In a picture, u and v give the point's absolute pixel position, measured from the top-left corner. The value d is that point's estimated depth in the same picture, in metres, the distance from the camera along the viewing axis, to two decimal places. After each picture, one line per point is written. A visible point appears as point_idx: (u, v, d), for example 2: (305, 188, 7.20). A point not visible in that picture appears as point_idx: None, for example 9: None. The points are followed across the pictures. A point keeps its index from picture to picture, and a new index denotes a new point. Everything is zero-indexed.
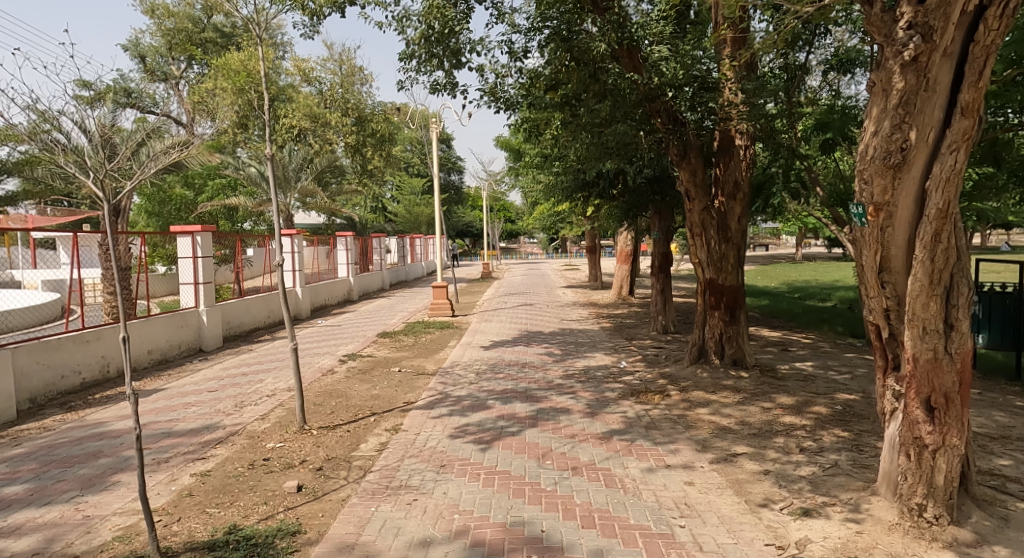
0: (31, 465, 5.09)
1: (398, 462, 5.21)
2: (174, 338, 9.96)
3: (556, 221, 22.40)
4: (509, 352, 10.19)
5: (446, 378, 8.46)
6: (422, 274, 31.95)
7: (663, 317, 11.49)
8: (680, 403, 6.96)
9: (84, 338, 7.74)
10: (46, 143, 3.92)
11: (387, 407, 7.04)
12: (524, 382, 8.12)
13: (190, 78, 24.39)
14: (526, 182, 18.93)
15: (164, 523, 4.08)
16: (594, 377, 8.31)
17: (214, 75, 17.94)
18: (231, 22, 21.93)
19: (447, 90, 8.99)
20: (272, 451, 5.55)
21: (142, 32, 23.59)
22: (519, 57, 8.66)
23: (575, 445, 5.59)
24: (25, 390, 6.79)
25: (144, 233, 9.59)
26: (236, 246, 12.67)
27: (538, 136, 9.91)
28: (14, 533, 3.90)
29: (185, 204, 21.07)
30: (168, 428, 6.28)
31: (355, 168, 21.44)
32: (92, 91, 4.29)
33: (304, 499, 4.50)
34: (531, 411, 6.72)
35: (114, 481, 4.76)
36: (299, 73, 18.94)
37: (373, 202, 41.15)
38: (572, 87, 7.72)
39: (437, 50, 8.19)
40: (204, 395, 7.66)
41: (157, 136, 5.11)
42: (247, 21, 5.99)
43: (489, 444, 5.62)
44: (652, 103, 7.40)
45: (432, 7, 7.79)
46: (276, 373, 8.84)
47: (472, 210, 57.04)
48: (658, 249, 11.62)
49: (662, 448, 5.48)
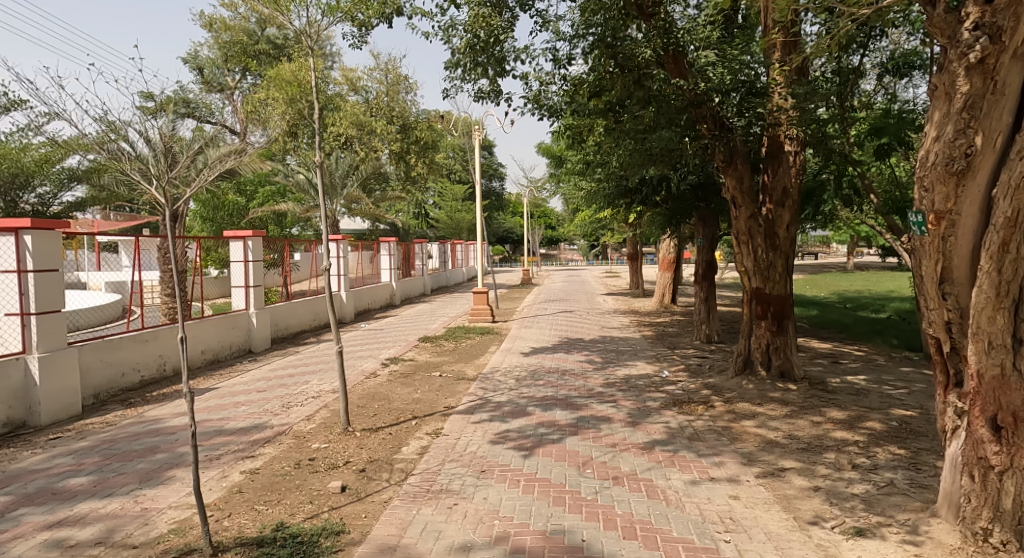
0: (95, 458, 5.34)
1: (439, 466, 5.26)
2: (225, 338, 10.30)
3: (596, 228, 22.25)
4: (549, 359, 10.17)
5: (486, 384, 8.49)
6: (462, 280, 32.25)
7: (707, 326, 11.28)
8: (724, 415, 6.82)
9: (143, 337, 8.08)
10: (113, 152, 4.16)
11: (428, 411, 7.12)
12: (564, 389, 8.08)
13: (244, 88, 25.28)
14: (568, 188, 18.94)
15: (216, 519, 4.22)
16: (635, 386, 8.21)
17: (267, 85, 18.50)
18: (283, 34, 22.68)
19: (491, 98, 9.09)
20: (318, 451, 5.68)
21: (201, 46, 24.56)
22: (563, 63, 8.71)
23: (616, 454, 5.54)
24: (89, 386, 7.13)
25: (199, 237, 9.92)
26: (284, 251, 12.97)
27: (581, 143, 9.88)
28: (79, 523, 4.10)
29: (237, 209, 21.47)
30: (220, 426, 6.49)
31: (398, 174, 21.87)
32: (155, 102, 4.48)
33: (348, 499, 4.59)
34: (571, 419, 6.68)
35: (170, 476, 4.94)
36: (346, 83, 19.44)
37: (415, 208, 41.87)
38: (616, 93, 7.71)
39: (482, 58, 8.28)
40: (253, 395, 7.90)
41: (214, 145, 5.32)
42: (299, 33, 6.19)
43: (530, 451, 5.62)
44: (698, 108, 7.31)
45: (478, 16, 7.89)
46: (322, 375, 9.05)
47: (513, 216, 57.36)
48: (702, 257, 11.41)
49: (706, 460, 5.37)
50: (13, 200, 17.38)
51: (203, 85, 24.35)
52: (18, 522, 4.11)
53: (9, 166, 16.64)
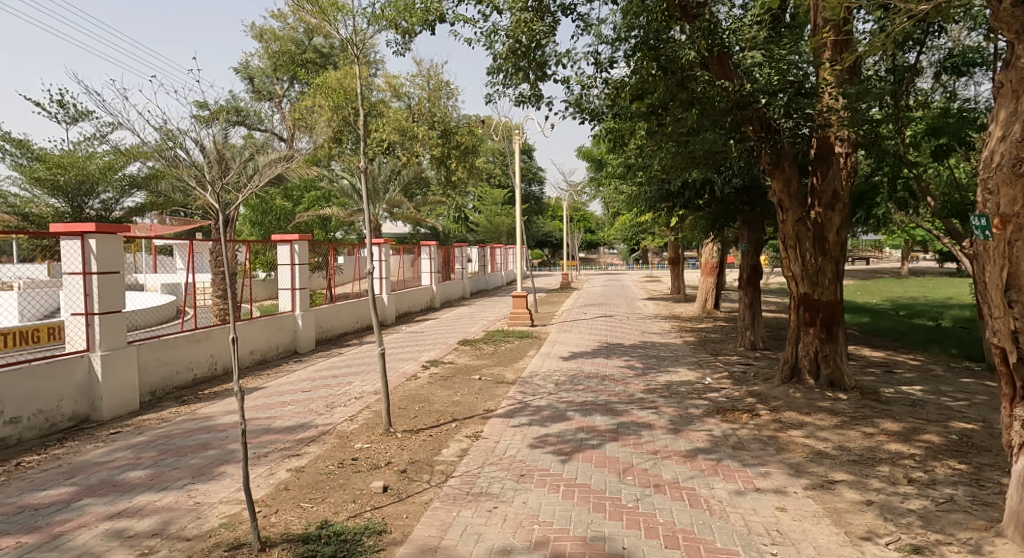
0: (151, 453, 5.55)
1: (478, 469, 5.28)
2: (272, 339, 10.58)
3: (637, 232, 22.04)
4: (589, 364, 10.10)
5: (525, 388, 8.49)
6: (501, 284, 32.38)
7: (751, 332, 11.02)
8: (770, 424, 6.65)
9: (196, 337, 8.37)
10: (171, 158, 4.35)
11: (468, 413, 7.17)
12: (604, 395, 8.01)
13: (291, 96, 26.02)
14: (608, 192, 18.84)
15: (264, 515, 4.33)
16: (677, 392, 8.08)
17: (313, 93, 18.95)
18: (330, 43, 23.26)
19: (532, 102, 9.11)
20: (360, 451, 5.78)
21: (252, 56, 25.42)
22: (605, 67, 8.68)
23: (658, 462, 5.46)
24: (147, 384, 7.43)
25: (248, 241, 10.20)
26: (328, 254, 13.25)
27: (622, 147, 9.82)
28: (137, 514, 4.27)
29: (285, 214, 21.99)
30: (267, 424, 6.67)
31: (438, 179, 22.13)
32: (209, 111, 4.64)
33: (390, 500, 4.65)
34: (611, 425, 6.62)
35: (220, 472, 5.10)
36: (390, 90, 19.80)
37: (455, 213, 42.30)
38: (659, 96, 7.65)
39: (523, 63, 8.33)
40: (298, 395, 8.09)
41: (264, 152, 5.50)
42: (345, 42, 6.33)
43: (569, 456, 5.59)
44: (743, 110, 7.14)
45: (520, 21, 7.94)
46: (364, 376, 9.21)
47: (553, 220, 57.34)
48: (746, 262, 11.05)
49: (752, 470, 5.24)
50: (79, 205, 18.25)
51: (254, 93, 25.13)
52: (82, 512, 4.31)
53: (76, 174, 17.50)
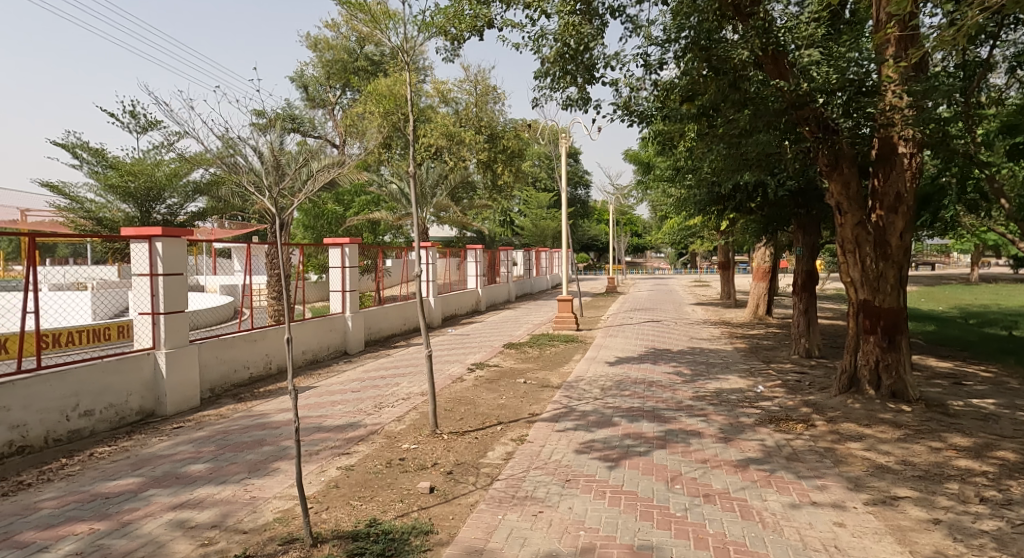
0: (211, 448, 5.77)
1: (524, 473, 5.28)
2: (323, 340, 10.85)
3: (686, 237, 21.65)
4: (636, 369, 9.97)
5: (571, 392, 8.44)
6: (546, 288, 32.33)
7: (806, 339, 10.67)
8: (827, 435, 6.41)
9: (252, 337, 8.66)
10: (230, 165, 4.54)
11: (513, 417, 7.17)
12: (652, 401, 7.89)
13: (343, 103, 26.68)
14: (657, 196, 18.58)
15: (315, 511, 4.44)
16: (728, 400, 7.88)
17: (364, 100, 19.35)
18: (380, 51, 23.71)
19: (579, 105, 9.08)
20: (408, 451, 5.86)
21: (306, 65, 26.17)
22: (654, 68, 8.58)
23: (708, 471, 5.34)
24: (206, 381, 7.73)
25: (301, 244, 10.46)
26: (377, 257, 13.51)
27: (671, 149, 9.70)
28: (198, 506, 4.44)
29: (336, 218, 22.53)
30: (319, 423, 6.84)
31: (485, 183, 22.28)
32: (265, 119, 4.81)
33: (436, 500, 4.70)
34: (659, 432, 6.51)
35: (275, 467, 5.26)
36: (438, 95, 20.03)
37: (501, 216, 42.49)
38: (710, 97, 7.54)
39: (571, 67, 8.32)
40: (348, 395, 8.27)
41: (317, 158, 5.66)
42: (396, 49, 6.46)
43: (616, 462, 5.52)
44: (799, 111, 6.96)
45: (568, 25, 7.91)
46: (411, 378, 9.35)
47: (599, 224, 56.95)
48: (800, 267, 10.78)
49: (807, 483, 5.07)
50: (147, 210, 19.14)
51: (307, 101, 25.88)
52: (148, 502, 4.51)
53: (144, 180, 18.38)
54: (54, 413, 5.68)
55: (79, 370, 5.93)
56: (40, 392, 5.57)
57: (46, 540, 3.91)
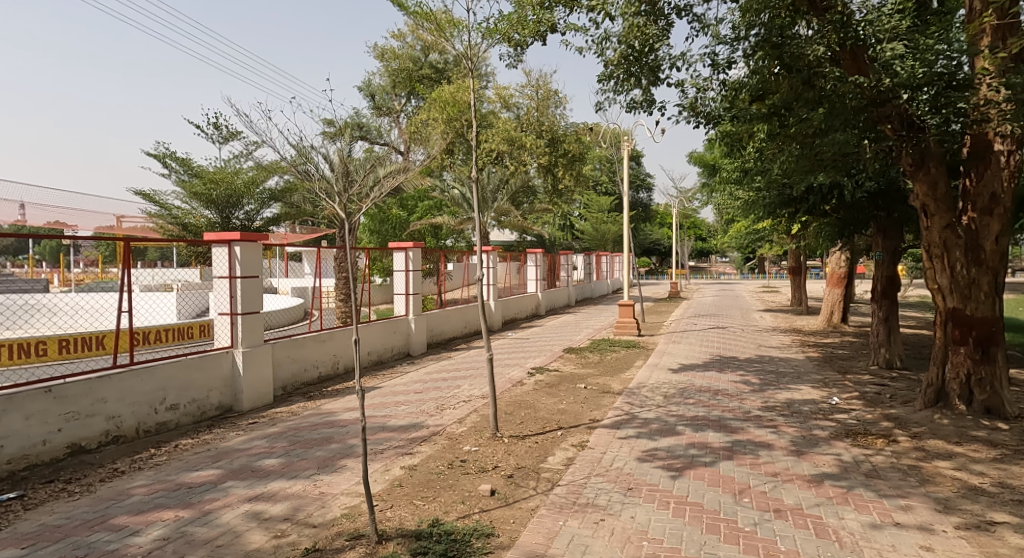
0: (283, 443, 6.00)
1: (585, 479, 5.22)
2: (388, 342, 11.10)
3: (753, 241, 20.95)
4: (701, 377, 9.69)
5: (633, 399, 8.30)
6: (607, 292, 31.97)
7: (887, 349, 10.11)
8: (910, 452, 6.04)
9: (321, 337, 8.95)
10: (303, 172, 4.70)
11: (574, 422, 7.11)
12: (718, 410, 7.65)
13: (408, 111, 27.30)
14: (723, 198, 18.08)
15: (380, 509, 4.54)
16: (799, 412, 7.55)
17: (428, 106, 19.74)
18: (444, 58, 24.17)
19: (644, 107, 8.94)
20: (469, 454, 5.90)
21: (373, 74, 26.96)
22: (722, 68, 8.36)
23: (779, 485, 5.12)
24: (279, 379, 8.04)
25: (367, 249, 10.73)
26: (439, 261, 13.70)
27: (739, 151, 9.42)
28: (271, 499, 4.62)
29: (400, 222, 23.02)
30: (384, 423, 7.00)
31: (545, 187, 22.28)
32: (335, 129, 4.97)
33: (497, 503, 4.70)
34: (725, 442, 6.31)
35: (342, 464, 5.42)
36: (500, 101, 20.18)
37: (561, 220, 42.36)
38: (783, 95, 7.26)
39: (635, 69, 8.22)
40: (412, 396, 8.42)
41: (384, 165, 5.80)
42: (460, 56, 6.54)
43: (680, 472, 5.38)
44: (881, 108, 6.57)
45: (632, 27, 7.80)
46: (472, 380, 9.43)
47: (661, 228, 55.92)
48: (881, 272, 10.24)
49: (889, 502, 4.78)
50: (226, 216, 20.17)
51: (374, 110, 26.64)
52: (226, 493, 4.73)
53: (225, 188, 19.39)
54: (145, 406, 6.05)
55: (166, 366, 6.31)
56: (133, 386, 5.93)
57: (137, 524, 4.16)
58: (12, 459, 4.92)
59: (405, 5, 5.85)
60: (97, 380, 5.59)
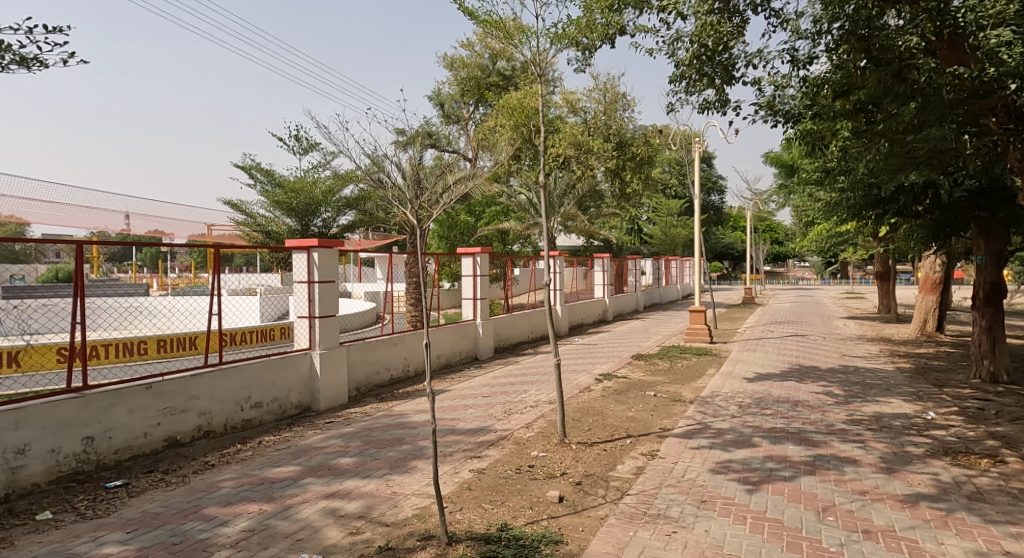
0: (357, 443, 6.16)
1: (656, 490, 5.07)
2: (456, 346, 11.24)
3: (835, 244, 19.92)
4: (779, 387, 9.27)
5: (706, 408, 8.02)
6: (677, 298, 31.25)
7: (990, 361, 9.32)
8: (1018, 474, 5.53)
9: (393, 340, 9.17)
10: (376, 181, 4.84)
11: (644, 431, 6.94)
12: (798, 422, 7.28)
13: (477, 118, 27.71)
14: (802, 200, 17.30)
15: (450, 511, 4.57)
16: (889, 427, 7.07)
17: (496, 113, 19.98)
18: (512, 65, 24.44)
19: (717, 108, 8.67)
20: (537, 459, 5.86)
21: (443, 84, 27.53)
22: (802, 63, 7.99)
23: (868, 504, 4.80)
24: (353, 380, 8.30)
25: (436, 254, 10.87)
26: (506, 266, 13.76)
27: (821, 150, 8.98)
28: (346, 497, 4.74)
29: (468, 228, 23.34)
30: (453, 426, 7.07)
31: (613, 191, 22.06)
32: (406, 138, 5.10)
33: (566, 511, 4.64)
34: (806, 456, 6.00)
35: (413, 465, 5.50)
36: (567, 106, 20.16)
37: (629, 224, 41.82)
38: (869, 92, 6.92)
39: (708, 69, 7.98)
40: (480, 399, 8.48)
41: (451, 172, 5.90)
42: (527, 62, 6.54)
43: (757, 486, 5.15)
44: (984, 100, 6.14)
45: (705, 25, 7.57)
46: (539, 386, 9.39)
47: (734, 232, 54.18)
48: (983, 278, 9.47)
49: (996, 528, 4.38)
50: (306, 223, 21.08)
51: (443, 118, 27.22)
52: (305, 489, 4.90)
53: (305, 197, 20.33)
54: (232, 404, 6.37)
55: (252, 366, 6.62)
56: (222, 384, 6.27)
57: (225, 515, 4.37)
58: (118, 449, 5.27)
59: (475, 14, 5.90)
60: (191, 378, 5.93)
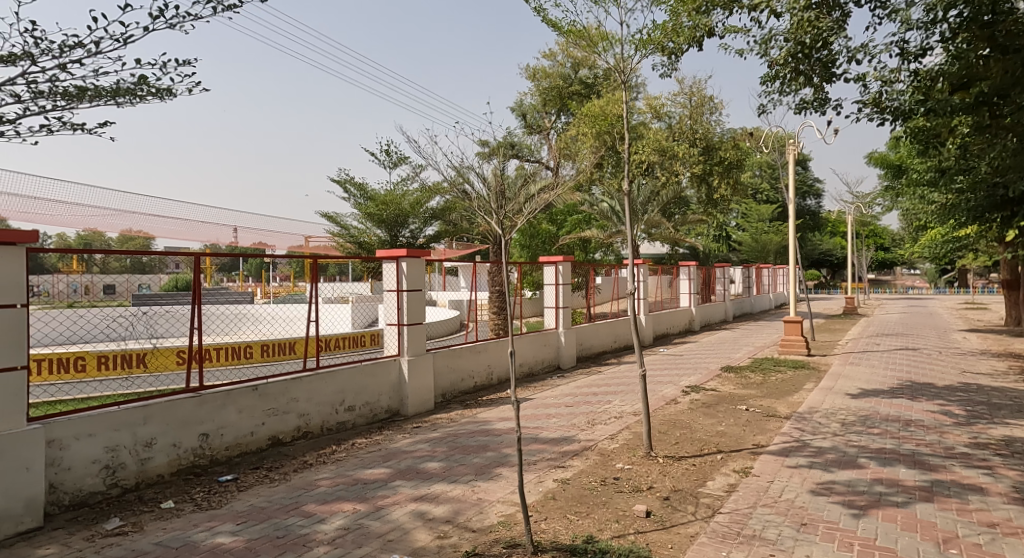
0: (443, 448, 6.26)
1: (750, 509, 4.81)
2: (538, 354, 11.23)
3: (951, 250, 18.29)
4: (886, 404, 8.58)
5: (804, 425, 7.55)
6: (770, 307, 29.77)
7: None
8: None
9: (477, 348, 9.27)
10: (461, 192, 4.93)
11: (735, 446, 6.62)
12: (911, 443, 6.70)
13: (559, 127, 27.73)
14: (912, 203, 16.00)
15: (535, 520, 4.53)
16: (1021, 452, 6.36)
17: (578, 121, 19.87)
18: (594, 72, 24.29)
19: (815, 107, 8.20)
20: (622, 472, 5.72)
21: (525, 94, 27.79)
22: (913, 56, 7.42)
23: (997, 538, 4.32)
24: (439, 387, 8.45)
25: (519, 263, 10.87)
26: (589, 274, 13.60)
27: (936, 149, 8.27)
28: (434, 500, 4.82)
29: (550, 237, 23.34)
30: (537, 434, 7.04)
31: (700, 197, 21.39)
32: (488, 149, 5.14)
33: (653, 526, 4.48)
34: (921, 480, 5.50)
35: (498, 473, 5.52)
36: (650, 111, 19.77)
37: (717, 231, 40.39)
38: (992, 84, 6.22)
39: (804, 66, 7.57)
40: (563, 409, 8.40)
41: (533, 181, 5.90)
42: (610, 69, 6.44)
43: (864, 510, 4.76)
44: None
45: (802, 21, 7.18)
46: (624, 396, 9.19)
47: (832, 238, 51.04)
48: None
49: None
50: (394, 234, 21.84)
51: (526, 129, 27.50)
52: (395, 491, 5.02)
53: (393, 209, 21.10)
54: (328, 406, 6.64)
55: (346, 371, 6.89)
56: (319, 388, 6.56)
57: (323, 513, 4.54)
58: (228, 446, 5.62)
59: (558, 25, 5.89)
60: (291, 381, 6.24)
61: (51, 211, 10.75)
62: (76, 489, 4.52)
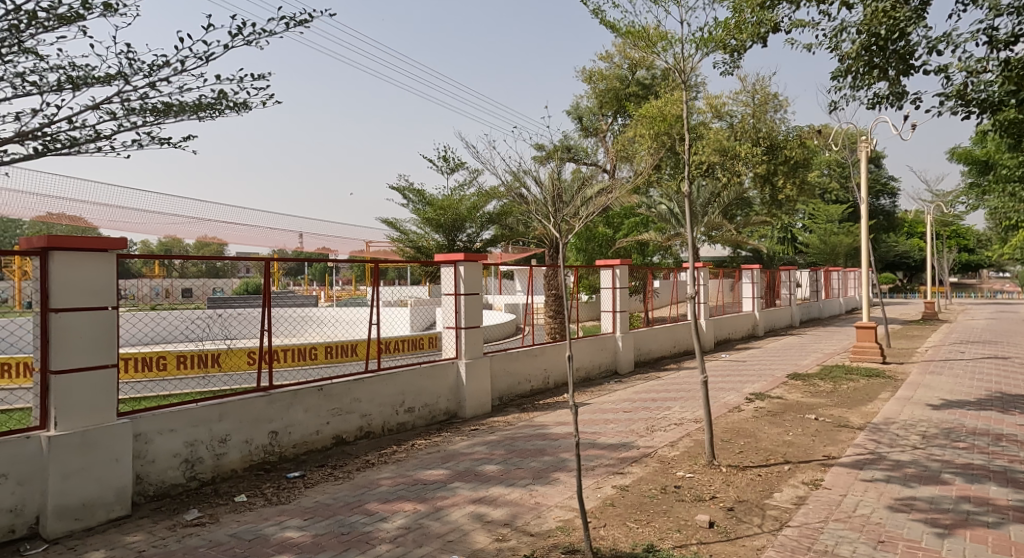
0: (501, 451, 6.25)
1: (821, 523, 4.57)
2: (595, 359, 11.09)
3: None
4: (971, 417, 8.02)
5: (879, 436, 7.14)
6: (840, 312, 28.39)
7: None
8: None
9: (534, 352, 9.23)
10: (518, 196, 4.91)
11: (804, 457, 6.33)
12: (1001, 459, 6.21)
13: (615, 129, 27.43)
14: (999, 201, 14.94)
15: (594, 526, 4.45)
16: None
17: (636, 122, 19.60)
18: (652, 73, 23.91)
19: (890, 102, 7.76)
20: (683, 480, 5.55)
21: (582, 97, 27.64)
22: (1001, 44, 6.91)
23: None
24: (496, 390, 8.46)
25: (575, 267, 10.77)
26: (647, 278, 13.35)
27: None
28: (493, 503, 4.81)
29: (607, 240, 23.07)
30: (594, 439, 6.93)
31: (763, 197, 20.68)
32: (546, 152, 5.10)
33: (718, 537, 4.31)
34: (1014, 499, 5.09)
35: (556, 477, 5.45)
36: (711, 111, 19.28)
37: (781, 232, 38.92)
38: None
39: (878, 59, 7.17)
40: (621, 414, 8.24)
41: (591, 184, 5.82)
42: (668, 69, 6.28)
43: (949, 529, 4.44)
44: None
45: (876, 11, 6.82)
46: (684, 403, 8.94)
47: (907, 239, 48.30)
48: None
49: None
50: (452, 238, 22.09)
51: (582, 132, 27.31)
52: (454, 492, 5.04)
53: (451, 214, 21.37)
54: (389, 407, 6.76)
55: (407, 373, 7.00)
56: (381, 389, 6.68)
57: (384, 512, 4.60)
58: (296, 444, 5.79)
59: (616, 25, 5.80)
60: (355, 382, 6.38)
61: (140, 220, 11.38)
62: (159, 481, 4.75)
